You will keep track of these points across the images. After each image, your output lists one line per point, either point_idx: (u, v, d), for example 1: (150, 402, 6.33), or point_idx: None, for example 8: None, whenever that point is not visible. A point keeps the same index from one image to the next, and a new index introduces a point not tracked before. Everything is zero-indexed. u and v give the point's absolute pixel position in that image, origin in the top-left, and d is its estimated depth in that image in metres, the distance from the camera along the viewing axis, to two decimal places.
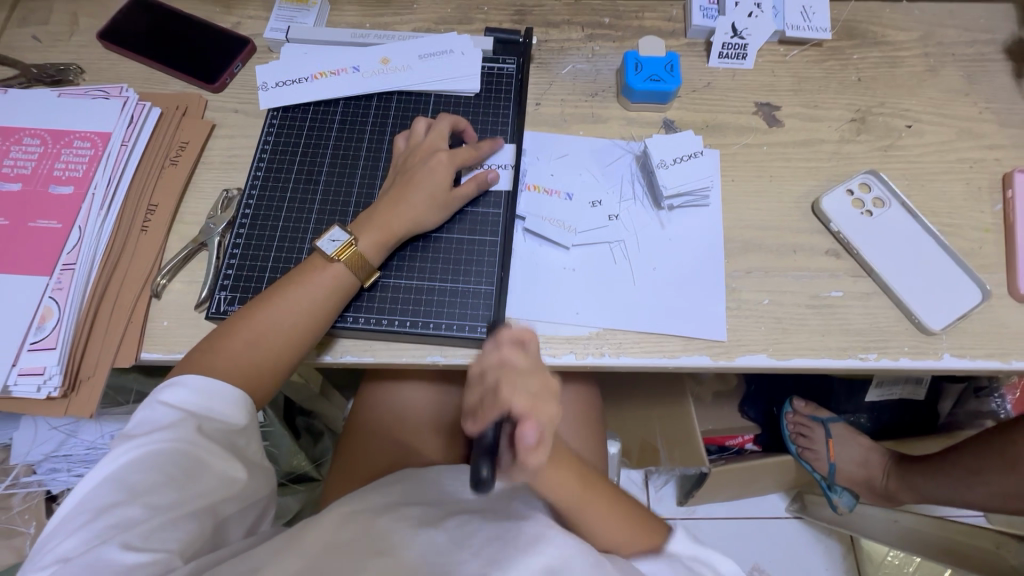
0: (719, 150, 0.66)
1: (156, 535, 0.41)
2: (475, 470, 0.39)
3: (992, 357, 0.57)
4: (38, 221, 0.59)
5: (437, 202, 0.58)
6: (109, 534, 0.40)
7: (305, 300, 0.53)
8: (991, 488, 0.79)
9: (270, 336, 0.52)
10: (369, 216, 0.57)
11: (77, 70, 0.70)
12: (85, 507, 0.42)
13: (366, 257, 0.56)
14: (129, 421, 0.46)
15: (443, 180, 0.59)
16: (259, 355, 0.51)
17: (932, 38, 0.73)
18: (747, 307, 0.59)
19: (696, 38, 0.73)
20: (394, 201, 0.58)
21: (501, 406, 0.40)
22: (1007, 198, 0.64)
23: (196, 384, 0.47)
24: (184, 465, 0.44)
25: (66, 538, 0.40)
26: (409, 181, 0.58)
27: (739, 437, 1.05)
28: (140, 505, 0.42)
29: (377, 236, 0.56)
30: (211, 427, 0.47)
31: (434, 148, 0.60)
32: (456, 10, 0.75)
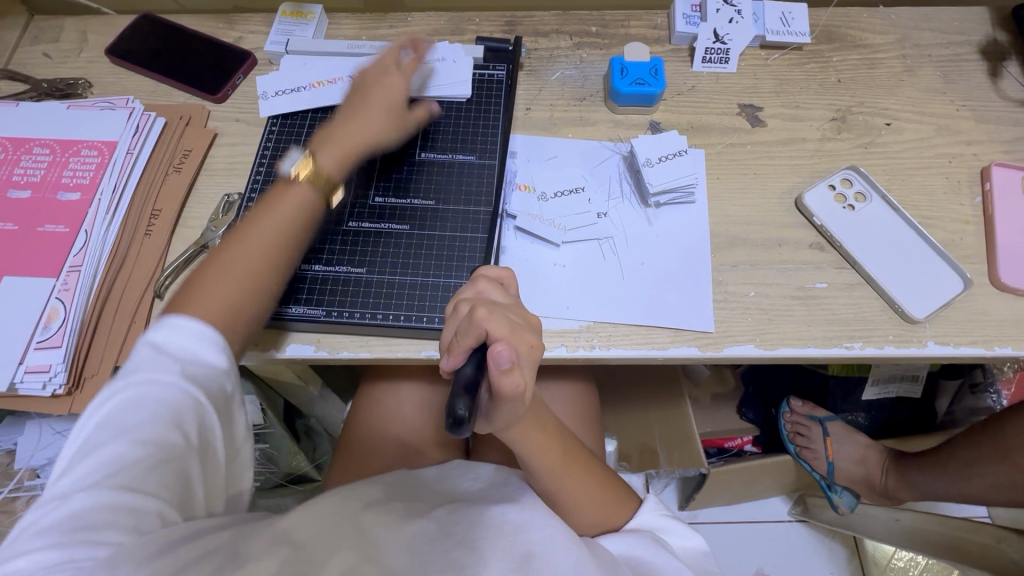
0: (704, 149, 0.69)
1: (148, 476, 0.40)
2: (451, 400, 0.37)
3: (976, 344, 0.58)
4: (47, 226, 0.61)
5: (391, 108, 0.63)
6: (102, 472, 0.39)
7: (281, 220, 0.55)
8: (987, 479, 0.79)
9: (239, 257, 0.52)
10: (328, 134, 0.61)
11: (85, 84, 0.73)
12: (79, 450, 0.40)
13: (329, 175, 0.58)
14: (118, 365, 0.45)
15: (398, 96, 0.64)
16: (240, 283, 0.51)
17: (909, 40, 0.75)
18: (734, 299, 0.61)
19: (680, 44, 0.75)
20: (352, 116, 0.62)
21: (476, 327, 0.40)
22: (986, 191, 0.65)
23: (179, 327, 0.46)
24: (173, 404, 0.43)
25: (61, 477, 0.39)
26: (364, 96, 0.63)
27: (737, 438, 1.08)
28: (130, 443, 0.40)
29: (339, 149, 0.60)
30: (199, 369, 0.46)
31: (393, 64, 0.65)
32: (449, 22, 0.78)
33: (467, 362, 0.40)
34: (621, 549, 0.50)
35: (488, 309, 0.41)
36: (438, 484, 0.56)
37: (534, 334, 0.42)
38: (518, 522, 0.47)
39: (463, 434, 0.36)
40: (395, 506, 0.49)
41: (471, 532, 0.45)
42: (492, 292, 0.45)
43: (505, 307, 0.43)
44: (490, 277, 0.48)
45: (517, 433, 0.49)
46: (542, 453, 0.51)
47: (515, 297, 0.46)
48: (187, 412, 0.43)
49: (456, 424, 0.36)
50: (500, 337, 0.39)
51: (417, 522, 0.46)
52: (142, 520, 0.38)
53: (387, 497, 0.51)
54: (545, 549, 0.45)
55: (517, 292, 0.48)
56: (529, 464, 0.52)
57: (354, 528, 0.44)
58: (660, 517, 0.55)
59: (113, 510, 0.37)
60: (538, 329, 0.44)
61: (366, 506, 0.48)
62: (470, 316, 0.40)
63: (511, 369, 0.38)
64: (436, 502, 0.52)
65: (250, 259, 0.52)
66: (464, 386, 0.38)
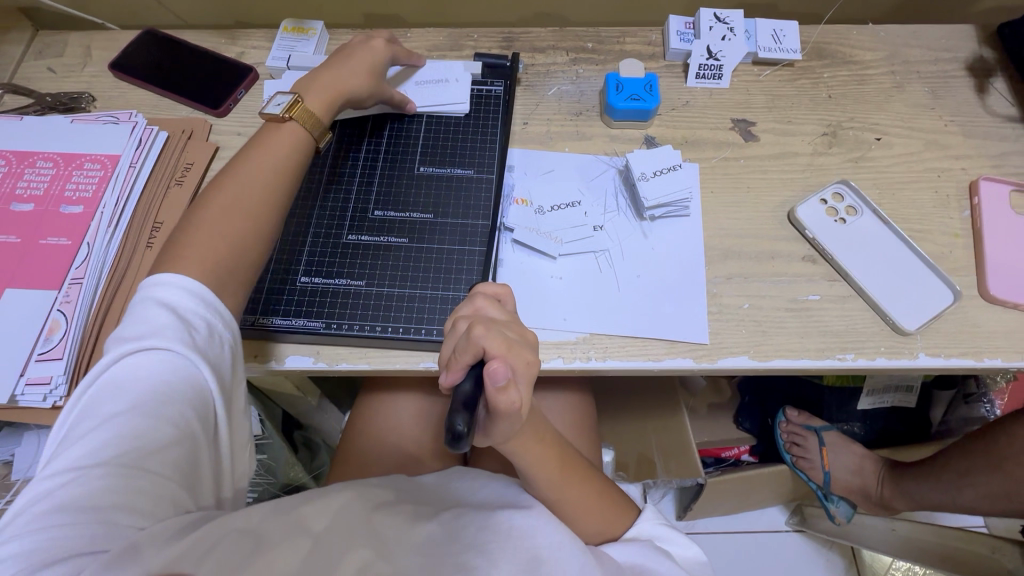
0: (699, 163, 0.70)
1: (158, 454, 0.41)
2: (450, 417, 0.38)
3: (966, 356, 0.59)
4: (49, 238, 0.62)
5: (374, 68, 0.65)
6: (112, 449, 0.40)
7: (269, 161, 0.57)
8: (980, 489, 0.80)
9: (240, 190, 0.54)
10: (313, 79, 0.63)
11: (89, 98, 0.74)
12: (90, 418, 0.42)
13: (316, 114, 0.61)
14: (124, 329, 0.47)
15: (378, 55, 0.66)
16: (234, 213, 0.53)
17: (898, 57, 0.77)
18: (728, 311, 0.62)
19: (674, 60, 0.77)
20: (333, 67, 0.64)
21: (474, 345, 0.40)
22: (974, 205, 0.67)
23: (181, 291, 0.48)
24: (179, 382, 0.44)
25: (72, 447, 0.40)
26: (345, 54, 0.65)
27: (734, 447, 1.08)
28: (139, 420, 0.42)
29: (325, 94, 0.62)
30: (202, 345, 0.47)
31: (371, 34, 0.68)
32: (447, 37, 0.79)
33: (465, 379, 0.41)
34: (624, 555, 0.51)
35: (486, 326, 0.41)
36: (442, 488, 0.56)
37: (531, 350, 0.42)
38: (524, 528, 0.47)
39: (461, 449, 0.37)
40: (402, 507, 0.49)
41: (477, 539, 0.45)
42: (490, 309, 0.45)
43: (502, 323, 0.44)
44: (488, 293, 0.49)
45: (517, 446, 0.50)
46: (541, 464, 0.52)
47: (513, 313, 0.46)
48: (192, 392, 0.45)
49: (455, 439, 0.36)
50: (497, 354, 0.40)
51: (422, 527, 0.46)
52: (154, 502, 0.40)
53: (395, 500, 0.50)
54: (553, 555, 0.45)
55: (513, 308, 0.49)
56: (528, 475, 0.53)
57: (363, 529, 0.44)
58: (659, 526, 0.57)
59: (126, 488, 0.39)
60: (535, 346, 0.44)
61: (375, 506, 0.48)
62: (467, 333, 0.41)
63: (507, 385, 0.39)
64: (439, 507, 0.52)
65: (249, 193, 0.54)
66: (462, 403, 0.38)
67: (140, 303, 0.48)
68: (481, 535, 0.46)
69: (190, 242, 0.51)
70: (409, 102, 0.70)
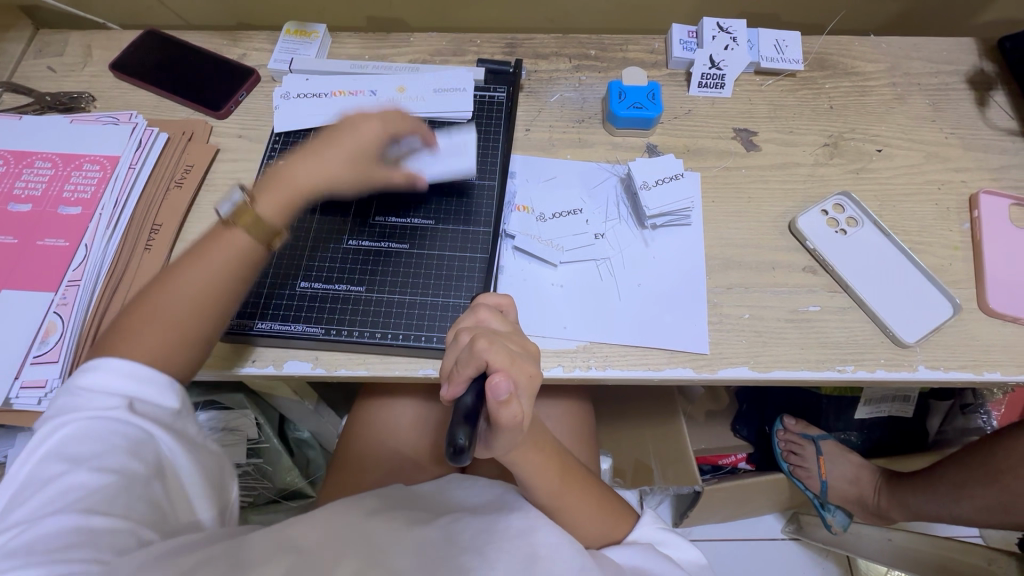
0: (700, 172, 0.70)
1: (107, 508, 0.40)
2: (452, 430, 0.38)
3: (965, 369, 0.59)
4: (47, 239, 0.62)
5: (356, 161, 0.57)
6: (56, 509, 0.38)
7: (208, 268, 0.51)
8: (977, 502, 0.80)
9: (169, 307, 0.49)
10: (275, 174, 0.55)
11: (88, 98, 0.73)
12: (30, 484, 0.40)
13: (266, 220, 0.53)
14: (58, 407, 0.45)
15: (366, 144, 0.57)
16: (161, 328, 0.48)
17: (900, 69, 0.77)
18: (728, 321, 0.62)
19: (677, 69, 0.77)
20: (311, 157, 0.56)
21: (477, 357, 0.40)
22: (974, 218, 0.67)
23: (124, 359, 0.46)
24: (123, 438, 0.43)
25: (15, 511, 0.39)
26: (329, 140, 0.57)
27: (731, 456, 1.09)
28: (85, 480, 0.40)
29: (282, 193, 0.54)
30: (146, 405, 0.46)
31: (367, 113, 0.58)
32: (450, 42, 0.79)
33: (467, 391, 0.40)
34: (623, 558, 0.50)
35: (488, 340, 0.41)
36: (435, 496, 0.56)
37: (533, 364, 0.42)
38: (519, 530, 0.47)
39: (463, 462, 0.37)
40: (398, 513, 0.49)
41: (474, 540, 0.45)
42: (492, 321, 0.45)
43: (504, 336, 0.43)
44: (490, 304, 0.49)
45: (518, 454, 0.49)
46: (541, 472, 0.52)
47: (515, 325, 0.46)
48: (143, 446, 0.43)
49: (456, 452, 0.37)
50: (500, 368, 0.40)
51: (416, 530, 0.46)
52: (105, 550, 0.37)
53: (385, 507, 0.50)
54: (550, 554, 0.45)
55: (515, 319, 0.49)
56: (529, 484, 0.53)
57: (358, 536, 0.44)
58: (659, 530, 0.56)
59: (73, 540, 0.37)
60: (537, 358, 0.44)
61: (369, 515, 0.48)
62: (471, 346, 0.41)
63: (509, 399, 0.38)
64: (437, 512, 0.52)
65: (179, 306, 0.49)
66: (465, 416, 0.38)
67: (79, 377, 0.46)
68: (479, 538, 0.46)
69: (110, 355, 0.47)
70: (415, 176, 0.61)
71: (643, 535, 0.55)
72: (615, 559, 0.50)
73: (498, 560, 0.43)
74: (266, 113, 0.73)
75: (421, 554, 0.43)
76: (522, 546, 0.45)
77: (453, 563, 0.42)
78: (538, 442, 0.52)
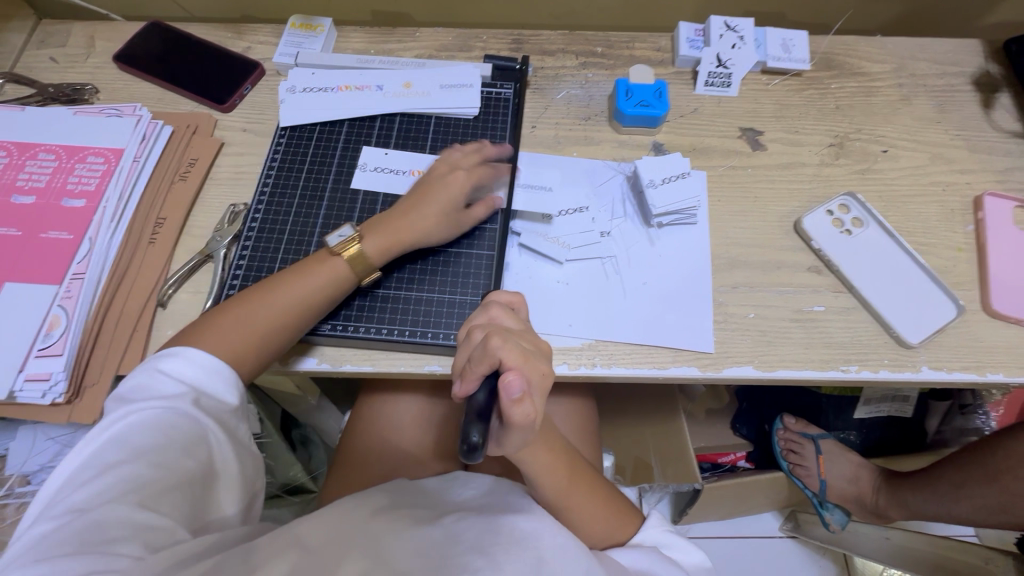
0: (706, 171, 0.70)
1: (159, 496, 0.42)
2: (465, 427, 0.38)
3: (968, 370, 0.60)
4: (51, 232, 0.61)
5: (446, 216, 0.60)
6: (113, 492, 0.41)
7: (302, 290, 0.55)
8: (975, 501, 0.81)
9: (267, 320, 0.54)
10: (383, 219, 0.60)
11: (92, 90, 0.73)
12: (93, 464, 0.43)
13: (367, 256, 0.58)
14: (133, 390, 0.49)
15: (456, 198, 0.61)
16: (255, 334, 0.53)
17: (905, 70, 0.77)
18: (733, 320, 0.62)
19: (683, 67, 0.77)
20: (408, 208, 0.60)
21: (490, 356, 0.40)
22: (978, 220, 0.67)
23: (194, 357, 0.50)
24: (184, 432, 0.46)
25: (75, 492, 0.41)
26: (424, 194, 0.61)
27: (730, 453, 1.10)
28: (143, 466, 0.43)
29: (385, 241, 0.59)
30: (209, 403, 0.49)
31: (455, 164, 0.63)
32: (457, 38, 0.79)
33: (480, 388, 0.41)
34: (630, 560, 0.51)
35: (502, 338, 0.41)
36: (438, 491, 0.56)
37: (546, 363, 0.42)
38: (527, 530, 0.47)
39: (475, 460, 0.37)
40: (400, 513, 0.50)
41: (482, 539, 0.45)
42: (504, 319, 0.45)
43: (516, 334, 0.44)
44: (502, 301, 0.49)
45: (525, 453, 0.49)
46: (547, 471, 0.52)
47: (526, 323, 0.46)
48: (196, 444, 0.46)
49: (470, 450, 0.37)
50: (513, 366, 0.40)
51: (419, 529, 0.46)
52: (153, 537, 0.40)
53: (391, 505, 0.51)
54: (557, 555, 0.45)
55: (526, 317, 0.49)
56: (535, 483, 0.53)
57: (361, 537, 0.44)
58: (667, 532, 0.56)
59: (125, 523, 0.40)
60: (548, 355, 0.44)
61: (375, 513, 0.49)
62: (484, 343, 0.41)
63: (522, 398, 0.39)
64: (440, 510, 0.52)
65: (272, 322, 0.54)
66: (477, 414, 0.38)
67: (147, 371, 0.49)
68: (486, 535, 0.46)
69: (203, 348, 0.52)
70: (495, 197, 0.63)
71: (649, 537, 0.55)
72: (623, 561, 0.50)
73: (504, 559, 0.43)
74: (270, 107, 0.73)
75: (428, 556, 0.43)
76: (529, 547, 0.45)
77: (458, 563, 0.42)
78: (543, 440, 0.52)
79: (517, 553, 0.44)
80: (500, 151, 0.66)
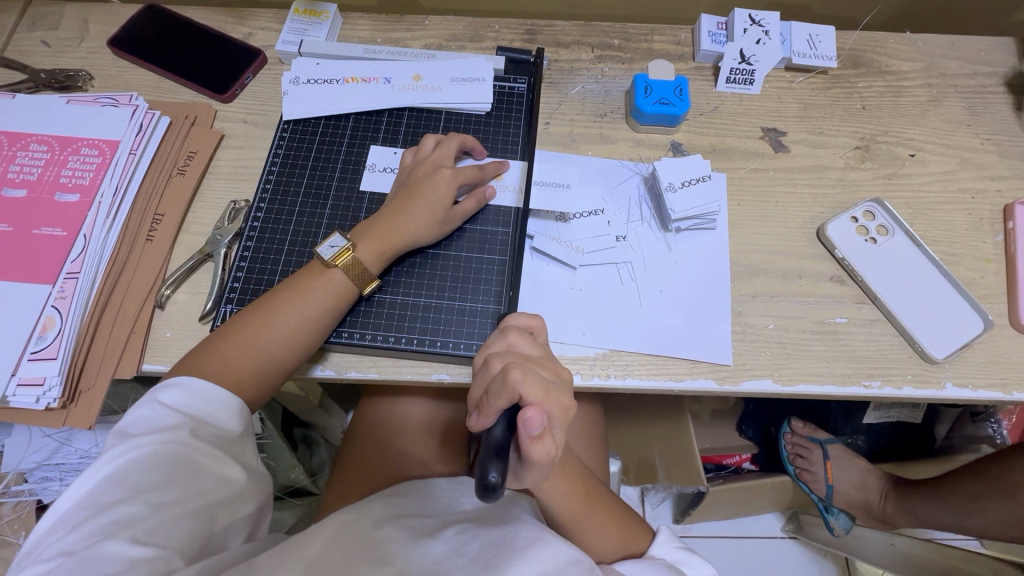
0: (726, 173, 0.67)
1: (158, 532, 0.41)
2: (482, 465, 0.37)
3: (993, 387, 0.58)
4: (44, 228, 0.59)
5: (436, 215, 0.58)
6: (109, 531, 0.39)
7: (299, 303, 0.53)
8: (989, 515, 0.80)
9: (266, 340, 0.52)
10: (372, 223, 0.58)
11: (86, 77, 0.70)
12: (86, 504, 0.41)
13: (364, 265, 0.56)
14: (126, 422, 0.46)
15: (444, 196, 0.59)
16: (254, 355, 0.51)
17: (936, 69, 0.74)
18: (752, 332, 0.60)
19: (704, 62, 0.73)
20: (396, 213, 0.58)
21: (510, 390, 0.38)
22: (1008, 229, 0.65)
23: (192, 385, 0.48)
24: (183, 465, 0.44)
25: (67, 533, 0.40)
26: (411, 195, 0.58)
27: (736, 455, 1.07)
28: (140, 504, 0.42)
29: (378, 244, 0.57)
30: (207, 431, 0.47)
31: (440, 163, 0.60)
32: (468, 27, 0.75)
33: (497, 421, 0.39)
34: (638, 571, 0.49)
35: (522, 370, 0.39)
36: (444, 497, 0.55)
37: (567, 395, 0.41)
38: (531, 539, 0.45)
39: (493, 500, 0.36)
40: (404, 524, 0.48)
41: (488, 552, 0.44)
42: (523, 346, 0.44)
43: (536, 363, 0.42)
44: (520, 325, 0.47)
45: (546, 481, 0.49)
46: (564, 496, 0.51)
47: (545, 350, 0.45)
48: (195, 475, 0.45)
49: (488, 490, 0.35)
50: (534, 401, 0.38)
51: (425, 543, 0.45)
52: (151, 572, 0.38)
53: (392, 515, 0.50)
54: (559, 571, 0.42)
55: (545, 342, 0.47)
56: (545, 499, 0.51)
57: (365, 552, 0.43)
58: (678, 549, 0.54)
59: (123, 564, 0.38)
60: (569, 386, 0.43)
61: (378, 525, 0.47)
62: (503, 375, 0.39)
63: (542, 435, 0.37)
64: (446, 520, 0.50)
65: (272, 343, 0.52)
66: (495, 451, 0.37)
67: (144, 400, 0.47)
68: (492, 548, 0.44)
69: (200, 374, 0.50)
70: (486, 191, 0.61)
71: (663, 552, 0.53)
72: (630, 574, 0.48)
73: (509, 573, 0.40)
74: (272, 97, 0.70)
75: (432, 573, 0.41)
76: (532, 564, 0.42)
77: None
78: (562, 468, 0.51)
79: (522, 563, 0.42)
80: (476, 146, 0.63)
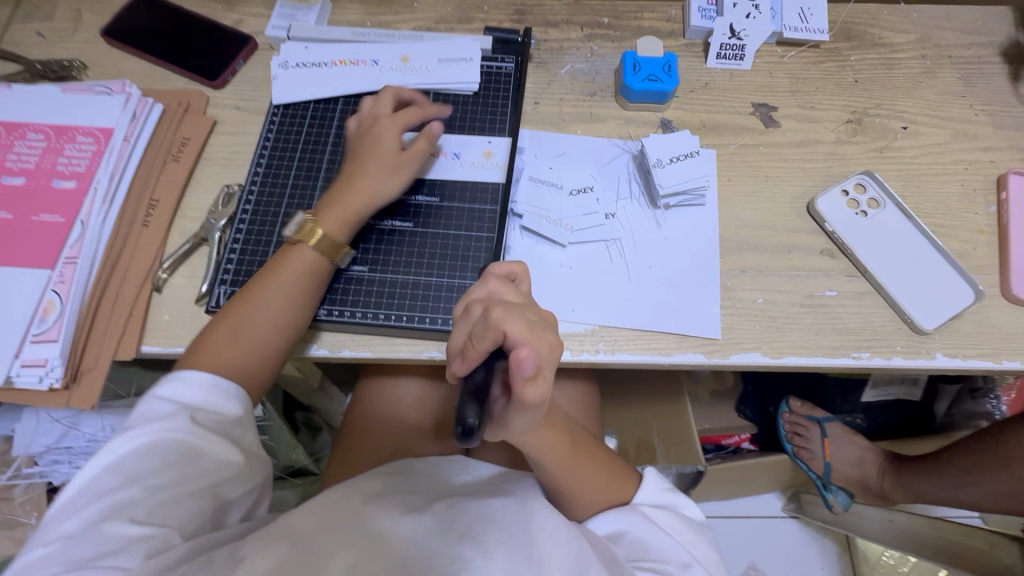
0: (716, 149, 0.67)
1: (155, 513, 0.43)
2: (461, 407, 0.38)
3: (984, 357, 0.58)
4: (42, 215, 0.60)
5: (388, 179, 0.58)
6: (110, 513, 0.42)
7: (282, 286, 0.54)
8: (983, 488, 0.80)
9: (248, 323, 0.53)
10: (329, 198, 0.58)
11: (80, 67, 0.70)
12: (86, 491, 0.43)
13: (332, 237, 0.56)
14: (129, 413, 0.47)
15: (395, 161, 0.59)
16: (243, 342, 0.52)
17: (930, 40, 0.73)
18: (741, 306, 0.60)
19: (694, 39, 0.73)
20: (353, 182, 0.58)
21: (493, 331, 0.39)
22: (1001, 200, 0.64)
23: (189, 376, 0.49)
24: (182, 450, 0.45)
25: (68, 520, 0.41)
26: (361, 164, 0.59)
27: (736, 435, 1.06)
28: (140, 488, 0.43)
29: (337, 212, 0.57)
30: (207, 416, 0.48)
31: (391, 124, 0.60)
32: (456, 9, 0.75)
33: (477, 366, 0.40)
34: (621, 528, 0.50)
35: (504, 309, 0.40)
36: (438, 472, 0.56)
37: (551, 333, 0.41)
38: (519, 512, 0.47)
39: (473, 442, 0.37)
40: (396, 498, 0.49)
41: (475, 525, 0.45)
42: (505, 293, 0.44)
43: (519, 306, 0.42)
44: (502, 272, 0.47)
45: (531, 433, 0.47)
46: (548, 445, 0.49)
47: (525, 296, 0.45)
48: (193, 459, 0.46)
49: (466, 433, 0.37)
50: (520, 339, 0.39)
51: (417, 515, 0.46)
52: (149, 549, 0.41)
53: (384, 491, 0.51)
54: (546, 546, 0.43)
55: (528, 289, 0.47)
56: (534, 460, 0.50)
57: (357, 523, 0.45)
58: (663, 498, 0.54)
59: (122, 542, 0.41)
60: (555, 326, 0.43)
61: (371, 500, 0.49)
62: (486, 317, 0.39)
63: (534, 376, 0.38)
64: (439, 494, 0.51)
65: (258, 325, 0.53)
66: (473, 395, 0.39)
67: (144, 392, 0.48)
68: (481, 521, 0.45)
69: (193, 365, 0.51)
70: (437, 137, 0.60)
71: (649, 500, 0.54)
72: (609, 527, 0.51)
73: (496, 548, 0.42)
74: (263, 83, 0.70)
75: (421, 544, 0.43)
76: (520, 535, 0.44)
77: (449, 551, 0.42)
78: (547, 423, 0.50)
79: (508, 537, 0.43)
80: (428, 109, 0.63)
